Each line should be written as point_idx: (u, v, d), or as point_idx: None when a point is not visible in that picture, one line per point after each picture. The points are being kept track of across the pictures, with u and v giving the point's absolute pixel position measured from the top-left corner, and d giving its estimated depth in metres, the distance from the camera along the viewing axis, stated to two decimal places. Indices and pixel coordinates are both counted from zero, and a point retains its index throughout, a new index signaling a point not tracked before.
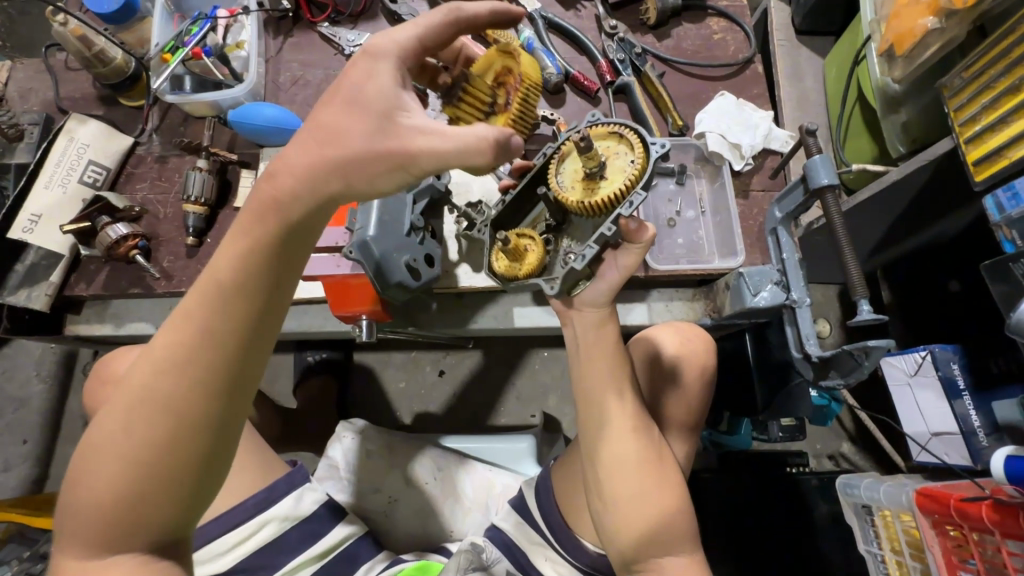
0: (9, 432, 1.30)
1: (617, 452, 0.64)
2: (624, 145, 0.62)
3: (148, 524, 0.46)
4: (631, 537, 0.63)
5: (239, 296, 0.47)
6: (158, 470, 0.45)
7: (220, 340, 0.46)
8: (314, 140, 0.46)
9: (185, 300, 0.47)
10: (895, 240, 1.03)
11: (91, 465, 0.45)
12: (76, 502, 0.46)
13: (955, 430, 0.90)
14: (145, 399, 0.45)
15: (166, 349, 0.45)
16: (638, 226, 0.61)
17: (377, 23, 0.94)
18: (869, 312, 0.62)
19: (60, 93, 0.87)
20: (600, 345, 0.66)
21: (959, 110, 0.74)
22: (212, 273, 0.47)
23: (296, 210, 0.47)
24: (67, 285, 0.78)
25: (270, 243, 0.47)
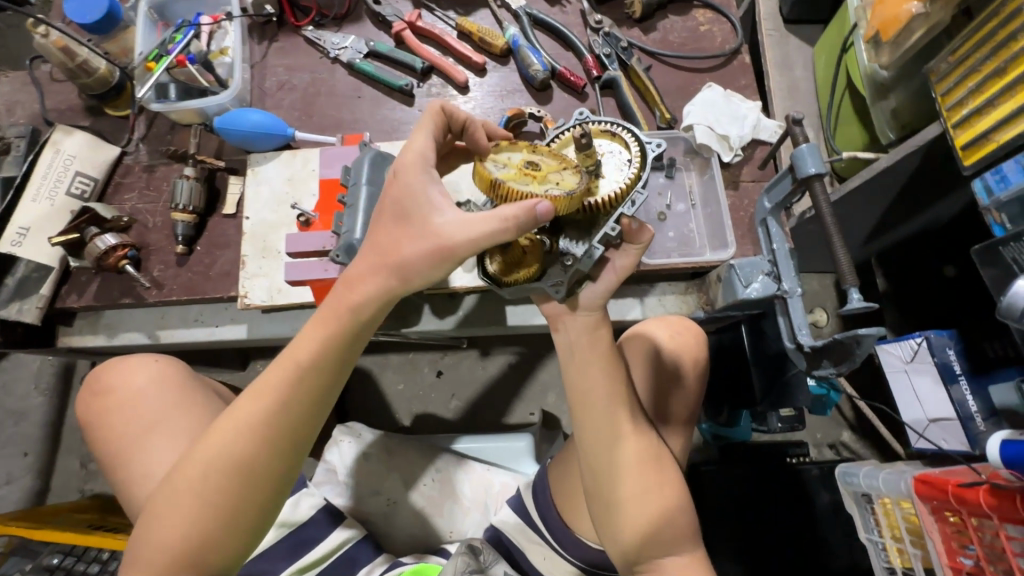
0: (9, 445, 1.30)
1: (613, 450, 0.64)
2: (618, 143, 0.60)
3: (207, 566, 0.54)
4: (627, 533, 0.63)
5: (312, 377, 0.57)
6: (228, 518, 0.54)
7: (294, 413, 0.56)
8: (381, 242, 0.57)
9: (267, 375, 0.56)
10: (888, 228, 1.03)
11: (170, 510, 0.53)
12: (148, 538, 0.53)
13: (953, 416, 0.89)
14: (224, 458, 0.54)
15: (248, 416, 0.55)
16: (639, 226, 0.61)
17: (361, 25, 0.94)
18: (858, 301, 0.62)
19: (45, 105, 0.87)
20: (591, 341, 0.66)
21: (946, 95, 0.74)
22: (295, 353, 0.57)
23: (363, 304, 0.57)
24: (58, 297, 0.78)
25: (342, 336, 0.57)
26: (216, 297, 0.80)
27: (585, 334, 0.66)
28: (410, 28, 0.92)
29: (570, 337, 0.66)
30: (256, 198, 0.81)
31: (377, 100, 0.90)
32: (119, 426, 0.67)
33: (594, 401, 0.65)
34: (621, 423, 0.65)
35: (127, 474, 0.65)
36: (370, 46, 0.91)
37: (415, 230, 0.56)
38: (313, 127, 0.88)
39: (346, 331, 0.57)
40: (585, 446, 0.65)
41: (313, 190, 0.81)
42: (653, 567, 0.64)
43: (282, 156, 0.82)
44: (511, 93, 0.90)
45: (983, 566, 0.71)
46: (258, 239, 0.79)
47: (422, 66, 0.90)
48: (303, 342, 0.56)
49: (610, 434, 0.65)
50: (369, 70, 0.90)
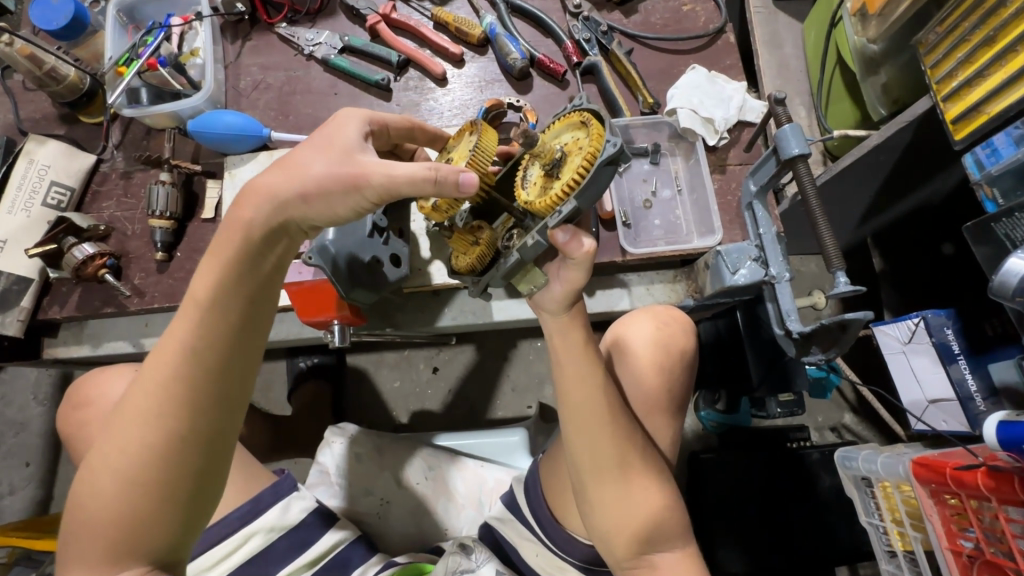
0: (10, 456, 1.31)
1: (601, 447, 0.62)
2: (585, 136, 0.54)
3: (146, 540, 0.50)
4: (616, 529, 0.62)
5: (219, 316, 0.52)
6: (156, 483, 0.50)
7: (208, 360, 0.52)
8: (281, 173, 0.53)
9: (172, 324, 0.52)
10: (883, 206, 1.00)
11: (97, 482, 0.50)
12: (82, 519, 0.50)
13: (952, 396, 0.87)
14: (140, 417, 0.50)
15: (158, 372, 0.51)
16: (568, 238, 0.55)
17: (335, 19, 0.92)
18: (846, 284, 0.60)
19: (20, 115, 0.86)
20: (574, 338, 0.63)
21: (934, 68, 0.71)
22: (196, 295, 0.53)
23: (260, 233, 0.53)
24: (40, 309, 0.78)
25: (241, 266, 0.53)
26: None
27: (566, 327, 0.64)
28: (384, 21, 0.90)
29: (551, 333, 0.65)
30: (234, 202, 0.80)
31: (353, 96, 0.88)
32: (100, 436, 0.67)
33: (584, 400, 0.62)
34: (608, 420, 0.63)
35: None
36: (345, 41, 0.89)
37: (327, 156, 0.53)
38: (289, 127, 0.87)
39: (242, 260, 0.53)
40: (574, 443, 0.63)
41: None
42: (644, 559, 0.63)
43: (259, 158, 0.82)
44: (489, 84, 0.88)
45: (984, 548, 0.69)
46: None
47: (398, 59, 0.88)
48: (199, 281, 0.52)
49: (599, 432, 0.62)
50: (345, 66, 0.88)
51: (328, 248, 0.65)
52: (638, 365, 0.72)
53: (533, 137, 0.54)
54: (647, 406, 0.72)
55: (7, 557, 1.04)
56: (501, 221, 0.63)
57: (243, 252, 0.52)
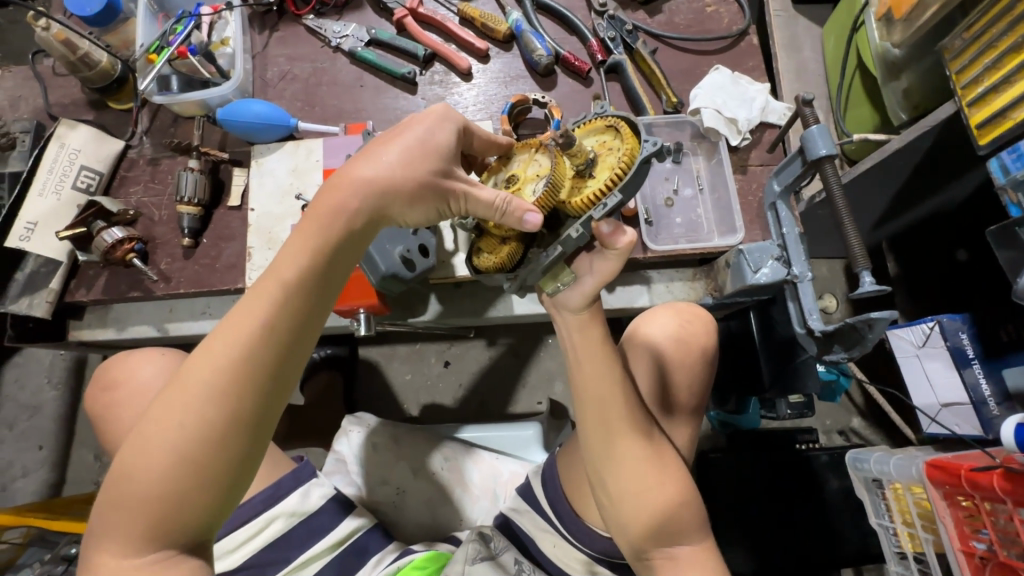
0: (24, 439, 1.32)
1: (617, 441, 0.63)
2: (617, 138, 0.56)
3: (186, 518, 0.49)
4: (636, 521, 0.63)
5: (294, 301, 0.53)
6: (210, 462, 0.49)
7: (276, 344, 0.52)
8: (375, 167, 0.54)
9: (247, 298, 0.52)
10: (900, 210, 1.01)
11: (145, 454, 0.48)
12: (122, 490, 0.48)
13: (965, 400, 0.88)
14: (202, 390, 0.49)
15: (222, 349, 0.50)
16: (613, 230, 0.57)
17: (362, 13, 0.93)
18: (871, 284, 0.61)
19: (49, 99, 0.87)
20: (595, 335, 0.65)
21: (960, 74, 0.73)
22: (277, 274, 0.53)
23: (343, 225, 0.54)
24: (67, 291, 0.79)
25: (325, 252, 0.54)
26: (223, 289, 0.80)
27: (583, 324, 0.65)
28: (411, 15, 0.91)
29: (572, 329, 0.66)
30: (260, 191, 0.81)
31: (379, 89, 0.89)
32: (128, 416, 0.68)
33: (600, 395, 0.64)
34: (624, 414, 0.64)
35: None
36: (372, 34, 0.90)
37: (417, 159, 0.55)
38: (315, 118, 0.88)
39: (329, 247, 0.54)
40: (590, 437, 0.64)
41: (317, 180, 0.81)
42: (659, 551, 0.64)
43: (285, 147, 0.82)
44: (513, 79, 0.89)
45: (997, 550, 0.70)
46: (262, 229, 0.80)
47: (424, 54, 0.89)
48: (282, 265, 0.53)
49: (615, 427, 0.63)
50: (371, 59, 0.89)
51: (378, 267, 0.68)
52: (655, 361, 0.73)
53: (573, 137, 0.53)
54: (664, 401, 0.73)
55: (23, 538, 1.05)
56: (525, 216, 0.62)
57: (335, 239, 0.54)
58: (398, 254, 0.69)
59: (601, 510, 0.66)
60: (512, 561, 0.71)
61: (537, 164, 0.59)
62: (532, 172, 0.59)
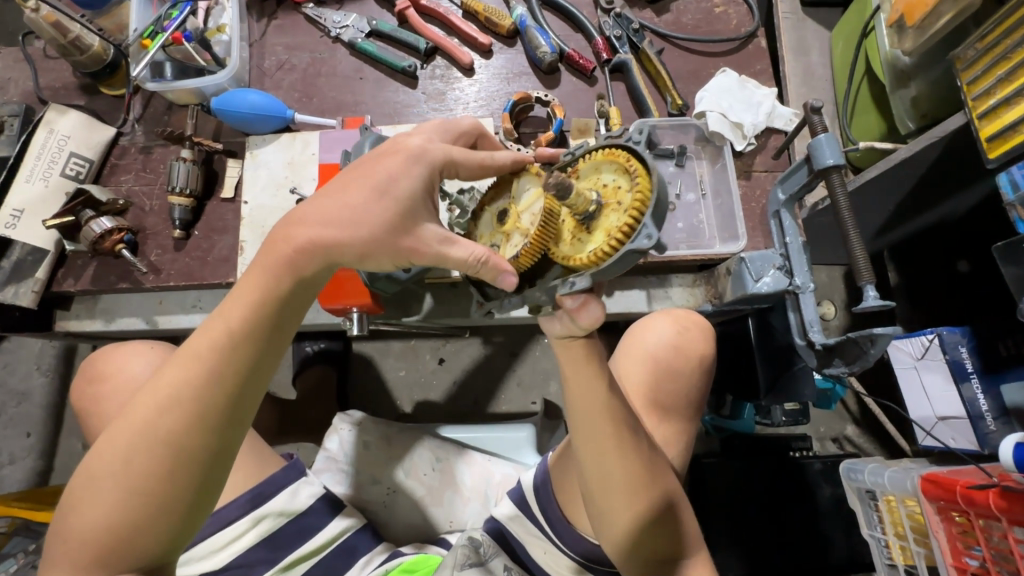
0: (10, 426, 1.30)
1: (610, 457, 0.61)
2: (625, 190, 0.49)
3: (134, 553, 0.50)
4: (626, 532, 0.62)
5: (242, 342, 0.53)
6: (155, 502, 0.50)
7: (220, 381, 0.52)
8: (321, 210, 0.54)
9: (193, 343, 0.53)
10: (902, 219, 1.00)
11: (93, 493, 0.49)
12: (70, 526, 0.50)
13: (962, 414, 0.88)
14: (145, 434, 0.50)
15: (167, 387, 0.51)
16: (580, 306, 0.52)
17: (364, 4, 0.91)
18: (875, 299, 0.59)
19: (40, 83, 0.85)
20: (588, 343, 0.60)
21: (971, 84, 0.71)
22: (224, 318, 0.53)
23: (293, 272, 0.54)
24: (54, 281, 0.77)
25: (271, 299, 0.54)
26: (214, 283, 0.78)
27: (568, 340, 0.60)
28: (413, 7, 0.89)
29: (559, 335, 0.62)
30: (254, 184, 0.79)
31: (379, 82, 0.87)
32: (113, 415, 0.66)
33: (591, 411, 0.61)
34: (613, 425, 0.61)
35: None
36: (373, 25, 0.88)
37: (379, 203, 0.54)
38: (313, 109, 0.86)
39: (278, 293, 0.54)
40: (582, 450, 0.62)
41: (314, 173, 0.79)
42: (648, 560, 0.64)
43: (281, 140, 0.81)
44: (516, 76, 0.88)
45: (989, 567, 0.70)
46: (256, 224, 0.78)
47: (426, 47, 0.87)
48: (229, 309, 0.53)
49: (606, 443, 0.61)
50: (372, 51, 0.87)
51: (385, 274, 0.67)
52: (651, 366, 0.72)
53: (567, 185, 0.48)
54: (659, 409, 0.71)
55: (8, 527, 1.04)
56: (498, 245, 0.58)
57: (284, 286, 0.54)
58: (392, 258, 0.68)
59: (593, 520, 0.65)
60: (501, 567, 0.70)
61: (531, 204, 0.55)
62: (527, 220, 0.55)
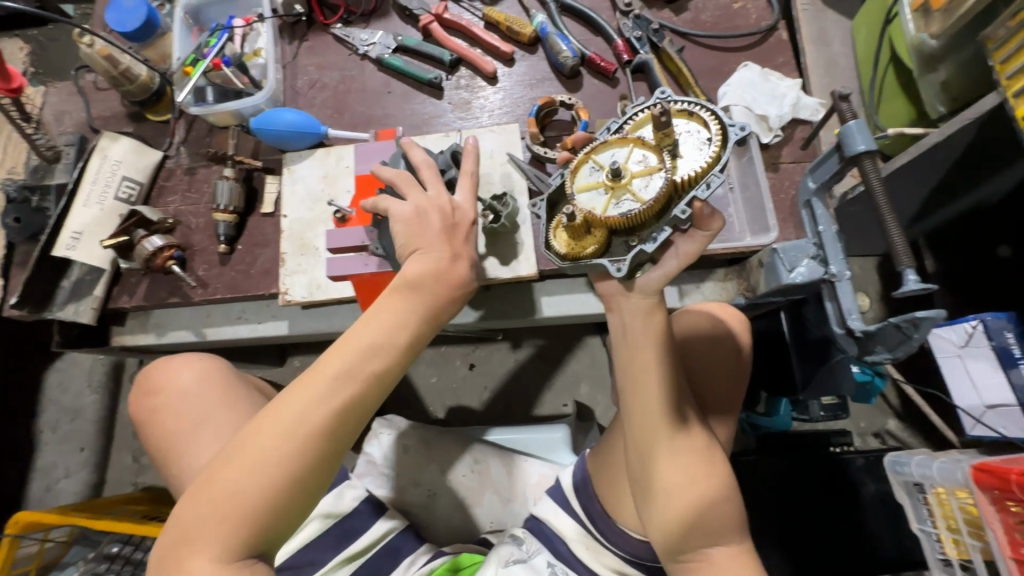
0: (65, 441, 1.37)
1: (668, 439, 0.63)
2: (696, 123, 0.58)
3: (266, 531, 0.54)
4: (678, 521, 0.62)
5: (394, 355, 0.60)
6: (304, 485, 0.56)
7: (385, 375, 0.59)
8: (422, 264, 0.62)
9: (354, 344, 0.59)
10: (936, 207, 0.98)
11: (252, 469, 0.54)
12: (225, 496, 0.53)
13: (1011, 402, 0.86)
14: (314, 425, 0.56)
15: (336, 391, 0.57)
16: (710, 211, 0.57)
17: (389, 20, 0.94)
18: (914, 282, 0.58)
19: (91, 113, 0.90)
20: (655, 327, 0.63)
21: (1005, 63, 0.70)
22: (381, 330, 0.59)
23: (438, 286, 0.62)
24: (110, 298, 0.82)
25: (426, 318, 0.61)
26: (259, 294, 0.81)
27: (648, 311, 0.63)
28: (437, 21, 0.91)
29: (635, 314, 0.63)
30: (291, 197, 0.82)
31: (406, 95, 0.90)
32: (213, 403, 0.70)
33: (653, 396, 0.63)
34: (666, 407, 0.63)
35: (178, 466, 0.68)
36: (399, 40, 0.91)
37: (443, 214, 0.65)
38: (345, 124, 0.89)
39: (422, 311, 0.61)
40: (637, 435, 0.64)
41: (349, 186, 0.82)
42: (698, 557, 0.63)
43: (316, 155, 0.84)
44: (539, 82, 0.90)
45: None
46: (296, 236, 0.81)
47: (450, 59, 0.90)
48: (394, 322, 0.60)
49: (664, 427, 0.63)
50: (399, 65, 0.90)
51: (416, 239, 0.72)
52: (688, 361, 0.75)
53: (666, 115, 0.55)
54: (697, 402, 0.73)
55: (68, 536, 1.10)
56: (600, 203, 0.59)
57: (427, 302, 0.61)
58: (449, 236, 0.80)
59: (642, 511, 0.65)
60: (544, 564, 0.73)
61: (629, 158, 0.59)
62: (636, 167, 0.58)
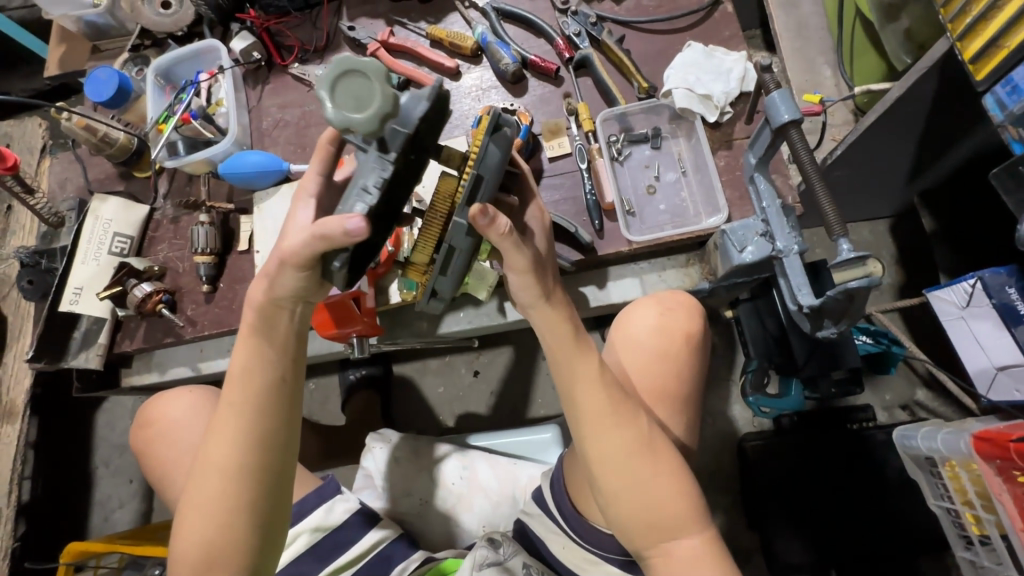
0: (116, 474, 1.50)
1: (607, 432, 0.61)
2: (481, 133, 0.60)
3: (232, 566, 0.58)
4: (633, 517, 0.59)
5: (273, 382, 0.62)
6: (243, 517, 0.59)
7: (271, 398, 0.62)
8: (261, 289, 0.62)
9: (232, 390, 0.61)
10: (925, 163, 0.92)
11: (193, 522, 0.58)
12: (183, 551, 0.58)
13: (1022, 361, 0.79)
14: (226, 466, 0.59)
15: (228, 431, 0.60)
16: (488, 218, 0.56)
17: (341, 53, 0.98)
18: (849, 252, 0.57)
19: (88, 178, 1.00)
20: (565, 332, 0.64)
21: (947, 6, 0.65)
22: (253, 365, 0.62)
23: (265, 320, 0.63)
24: (114, 344, 0.90)
25: (273, 343, 0.63)
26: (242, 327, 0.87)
27: (551, 319, 0.65)
28: (384, 47, 0.95)
29: (540, 324, 0.66)
30: (263, 233, 0.88)
31: None
32: (191, 434, 0.74)
33: (588, 393, 0.62)
34: (603, 397, 0.62)
35: (172, 495, 0.74)
36: None
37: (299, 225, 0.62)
38: (308, 158, 0.94)
39: (261, 337, 0.63)
40: (579, 435, 0.63)
41: None
42: (662, 555, 0.60)
43: (282, 191, 0.89)
44: (486, 91, 0.91)
45: None
46: None
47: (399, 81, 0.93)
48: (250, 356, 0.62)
49: (603, 421, 0.61)
50: None
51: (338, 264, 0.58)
52: (645, 351, 0.70)
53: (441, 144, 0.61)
54: (660, 394, 0.69)
55: (118, 562, 1.20)
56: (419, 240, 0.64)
57: (262, 331, 0.63)
58: (413, 235, 0.83)
59: (601, 509, 0.63)
60: (520, 565, 0.70)
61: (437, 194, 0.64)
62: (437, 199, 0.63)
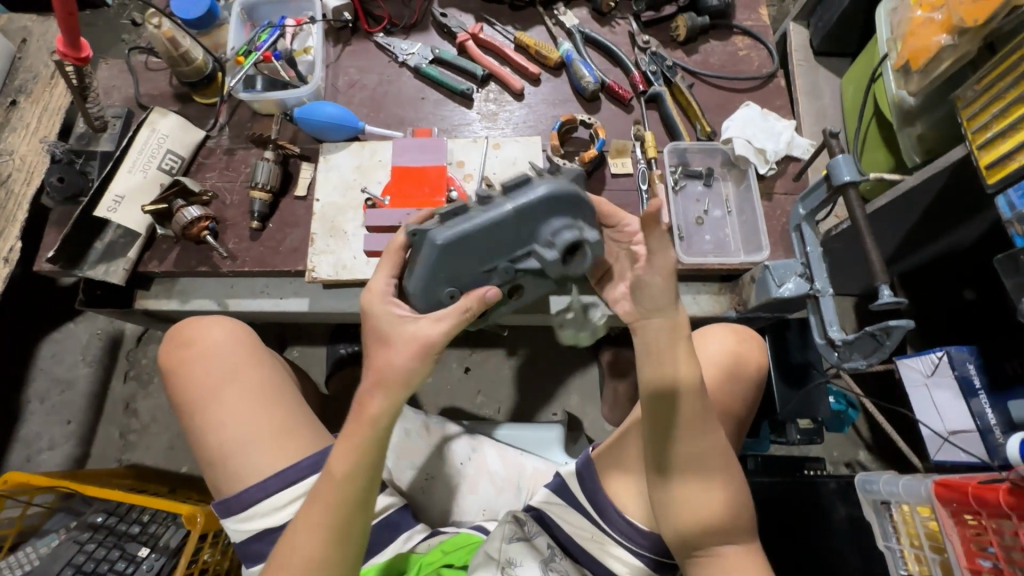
0: (52, 412, 1.36)
1: (700, 439, 0.65)
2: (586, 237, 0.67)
3: None
4: (696, 520, 0.65)
5: (370, 439, 0.65)
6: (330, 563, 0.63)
7: (367, 456, 0.65)
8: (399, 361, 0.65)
9: (340, 446, 0.65)
10: (908, 251, 1.08)
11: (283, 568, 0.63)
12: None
13: (971, 428, 0.93)
14: (320, 522, 0.63)
15: (329, 486, 0.64)
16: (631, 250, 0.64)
17: (428, 34, 1.02)
18: (889, 297, 0.67)
19: (140, 90, 0.96)
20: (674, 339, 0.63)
21: (971, 119, 0.80)
22: (358, 429, 0.65)
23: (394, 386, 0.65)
24: (141, 262, 0.86)
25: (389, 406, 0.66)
26: (285, 271, 0.86)
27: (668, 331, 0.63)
28: (472, 40, 1.00)
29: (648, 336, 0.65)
30: (327, 182, 0.88)
31: (438, 102, 0.98)
32: (233, 370, 0.77)
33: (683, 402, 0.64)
34: (700, 405, 0.65)
35: (200, 417, 0.75)
36: (436, 53, 0.99)
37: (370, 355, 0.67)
38: (379, 123, 0.96)
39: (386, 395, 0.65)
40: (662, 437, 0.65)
41: (381, 177, 0.88)
42: (714, 558, 0.66)
43: (352, 147, 0.90)
44: (562, 101, 0.98)
45: (1003, 566, 0.74)
46: (327, 219, 0.86)
47: (482, 74, 0.98)
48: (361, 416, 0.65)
49: (693, 428, 0.65)
50: (434, 75, 0.98)
51: (442, 296, 0.69)
52: (716, 372, 0.79)
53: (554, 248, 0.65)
54: (722, 411, 0.79)
55: (50, 503, 1.09)
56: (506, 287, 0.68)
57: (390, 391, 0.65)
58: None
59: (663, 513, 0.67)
60: (545, 545, 0.75)
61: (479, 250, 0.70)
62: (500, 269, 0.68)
